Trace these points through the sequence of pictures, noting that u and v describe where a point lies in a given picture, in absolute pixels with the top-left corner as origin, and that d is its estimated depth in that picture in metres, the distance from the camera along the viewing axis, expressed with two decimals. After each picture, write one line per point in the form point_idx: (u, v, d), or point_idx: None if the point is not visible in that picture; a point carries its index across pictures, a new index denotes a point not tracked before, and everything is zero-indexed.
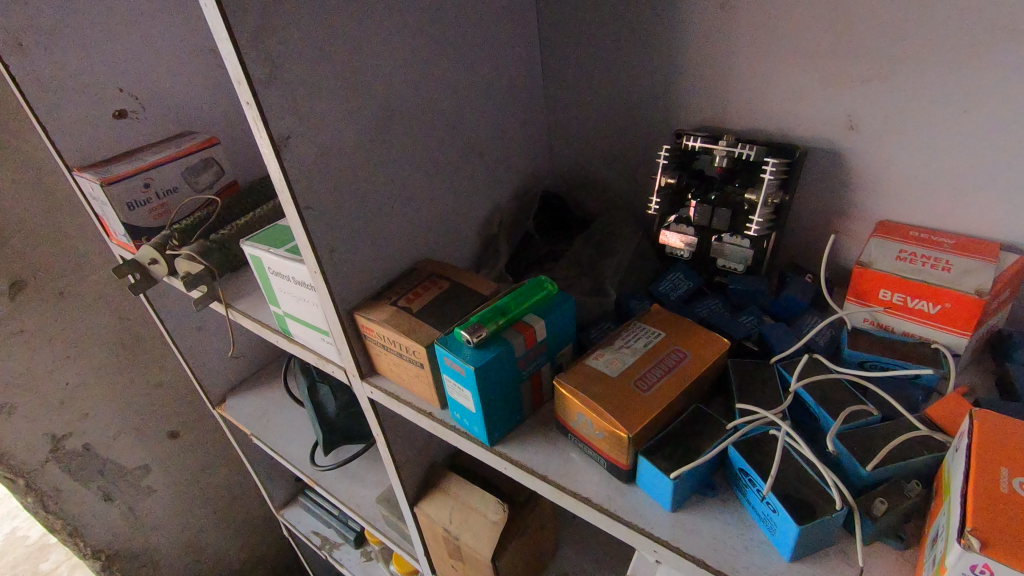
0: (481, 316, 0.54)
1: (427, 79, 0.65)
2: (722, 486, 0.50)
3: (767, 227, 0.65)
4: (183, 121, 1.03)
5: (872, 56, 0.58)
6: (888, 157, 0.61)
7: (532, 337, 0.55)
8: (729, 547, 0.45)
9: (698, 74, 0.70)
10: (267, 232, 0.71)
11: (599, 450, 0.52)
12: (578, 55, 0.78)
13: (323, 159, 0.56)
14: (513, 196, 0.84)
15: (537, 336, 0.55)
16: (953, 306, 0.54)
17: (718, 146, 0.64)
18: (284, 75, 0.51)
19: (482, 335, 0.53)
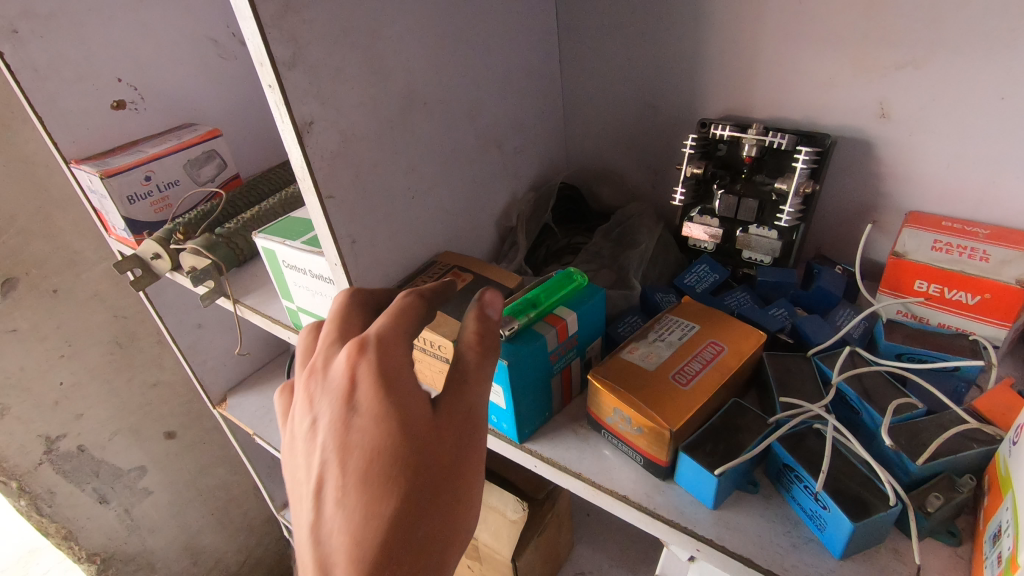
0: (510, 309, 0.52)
1: (448, 65, 0.63)
2: (764, 481, 0.49)
3: (796, 218, 0.64)
4: (184, 111, 1.00)
5: (907, 42, 0.57)
6: (921, 146, 0.60)
7: (563, 331, 0.53)
8: (776, 545, 0.44)
9: (723, 61, 0.68)
10: (280, 224, 0.68)
11: (636, 446, 0.50)
12: (596, 44, 0.77)
13: (346, 147, 0.54)
14: (530, 188, 0.82)
15: (568, 329, 0.53)
16: (993, 297, 0.53)
17: (748, 134, 0.62)
18: (307, 58, 0.49)
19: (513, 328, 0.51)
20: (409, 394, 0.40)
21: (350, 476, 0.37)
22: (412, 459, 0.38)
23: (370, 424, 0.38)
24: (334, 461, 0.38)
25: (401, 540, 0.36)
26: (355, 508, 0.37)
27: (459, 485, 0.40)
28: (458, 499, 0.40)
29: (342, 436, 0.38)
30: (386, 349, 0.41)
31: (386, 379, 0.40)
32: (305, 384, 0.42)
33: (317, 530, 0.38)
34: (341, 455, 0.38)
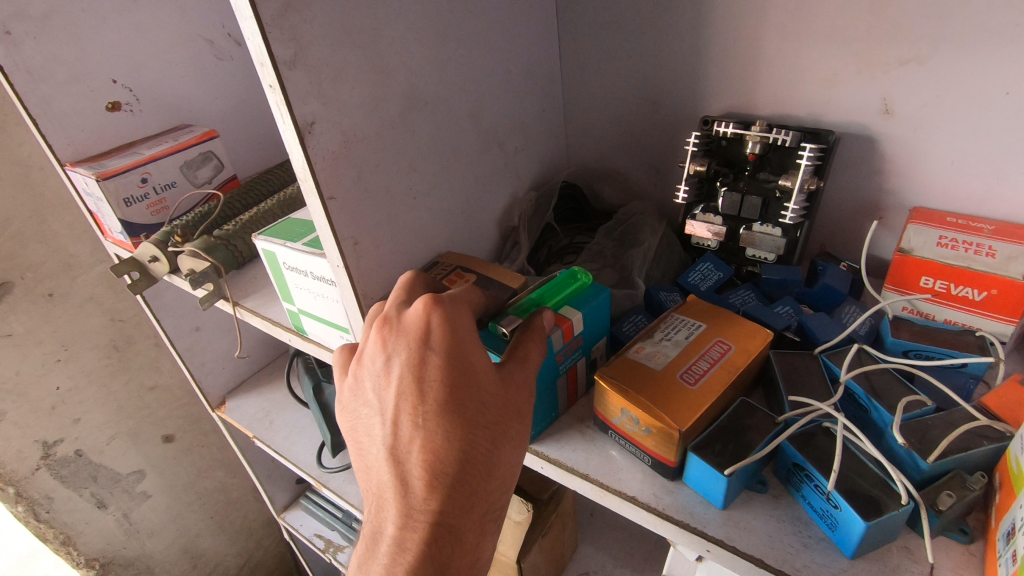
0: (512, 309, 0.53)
1: (448, 64, 0.62)
2: (773, 481, 0.49)
3: (800, 215, 0.63)
4: (180, 112, 0.99)
5: (911, 38, 0.57)
6: (925, 143, 0.60)
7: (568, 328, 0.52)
8: (787, 545, 0.44)
9: (726, 58, 0.68)
10: (280, 226, 0.68)
11: (644, 446, 0.50)
12: (597, 42, 0.76)
13: (348, 147, 0.53)
14: (531, 187, 0.81)
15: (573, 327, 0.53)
16: (1000, 293, 0.53)
17: (751, 131, 0.62)
18: (309, 57, 0.48)
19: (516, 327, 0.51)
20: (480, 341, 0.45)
21: (429, 408, 0.42)
22: (483, 397, 0.43)
23: (445, 365, 0.43)
24: (412, 394, 0.43)
25: (474, 462, 0.42)
26: (434, 435, 0.42)
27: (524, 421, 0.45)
28: (522, 432, 0.45)
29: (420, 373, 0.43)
30: (456, 302, 0.46)
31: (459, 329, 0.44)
32: (376, 328, 0.46)
33: (396, 451, 0.43)
34: (419, 389, 0.43)
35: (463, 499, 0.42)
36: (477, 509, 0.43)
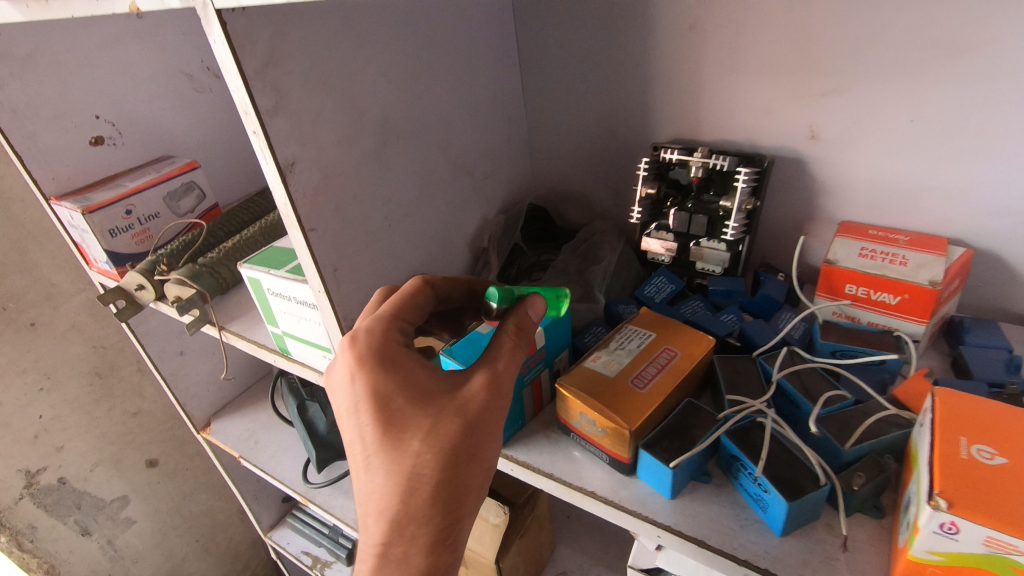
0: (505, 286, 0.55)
1: (418, 102, 0.68)
2: (716, 472, 0.54)
3: (740, 233, 0.70)
4: (161, 144, 1.03)
5: (829, 73, 0.64)
6: (847, 164, 0.68)
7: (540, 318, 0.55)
8: (727, 527, 0.49)
9: (671, 90, 0.75)
10: (264, 254, 0.72)
11: (601, 446, 0.55)
12: (556, 75, 0.83)
13: (327, 182, 0.58)
14: (500, 210, 0.87)
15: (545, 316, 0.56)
16: (910, 297, 0.60)
17: (694, 157, 0.69)
18: (290, 104, 0.53)
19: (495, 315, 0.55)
20: (407, 367, 0.49)
21: (372, 445, 0.48)
22: (416, 421, 0.47)
23: (373, 403, 0.48)
24: (358, 437, 0.49)
25: (422, 481, 0.46)
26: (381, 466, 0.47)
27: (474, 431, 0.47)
28: (475, 443, 0.47)
29: (355, 416, 0.48)
30: (382, 334, 0.50)
31: (382, 363, 0.49)
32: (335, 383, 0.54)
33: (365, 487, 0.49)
34: (361, 432, 0.48)
35: (424, 516, 0.46)
36: (435, 522, 0.46)
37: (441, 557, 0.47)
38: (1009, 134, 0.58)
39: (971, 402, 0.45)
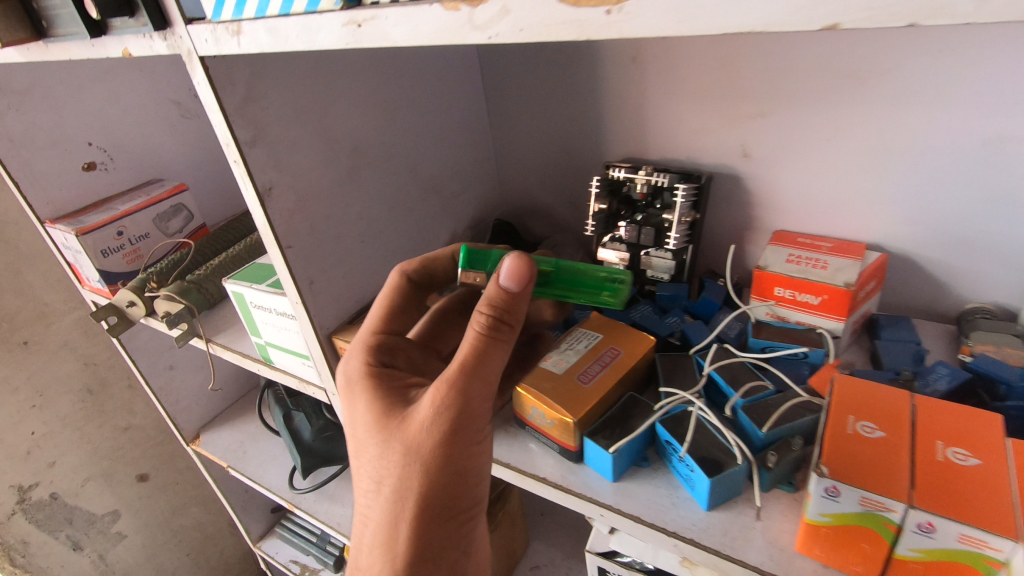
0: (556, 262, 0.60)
1: (386, 128, 0.75)
2: (654, 457, 0.61)
3: (683, 243, 0.77)
4: (151, 168, 1.09)
5: (755, 98, 0.71)
6: (776, 178, 0.75)
7: (515, 286, 0.51)
8: (660, 505, 0.55)
9: (620, 113, 0.82)
10: (248, 270, 0.78)
11: (552, 436, 0.61)
12: (517, 100, 0.90)
13: (303, 204, 0.65)
14: (469, 225, 0.94)
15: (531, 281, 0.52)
16: (830, 297, 0.66)
17: (638, 175, 0.77)
18: (267, 136, 0.60)
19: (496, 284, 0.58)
20: (371, 385, 0.57)
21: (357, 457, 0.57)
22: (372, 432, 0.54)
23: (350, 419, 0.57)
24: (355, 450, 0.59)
25: (378, 485, 0.53)
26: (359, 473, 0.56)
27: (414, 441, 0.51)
28: (414, 451, 0.51)
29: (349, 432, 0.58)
30: (358, 359, 0.59)
31: (352, 384, 0.58)
32: None
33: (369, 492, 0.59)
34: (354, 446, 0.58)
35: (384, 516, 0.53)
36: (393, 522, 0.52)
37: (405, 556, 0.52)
38: (910, 150, 0.65)
39: (864, 386, 0.51)
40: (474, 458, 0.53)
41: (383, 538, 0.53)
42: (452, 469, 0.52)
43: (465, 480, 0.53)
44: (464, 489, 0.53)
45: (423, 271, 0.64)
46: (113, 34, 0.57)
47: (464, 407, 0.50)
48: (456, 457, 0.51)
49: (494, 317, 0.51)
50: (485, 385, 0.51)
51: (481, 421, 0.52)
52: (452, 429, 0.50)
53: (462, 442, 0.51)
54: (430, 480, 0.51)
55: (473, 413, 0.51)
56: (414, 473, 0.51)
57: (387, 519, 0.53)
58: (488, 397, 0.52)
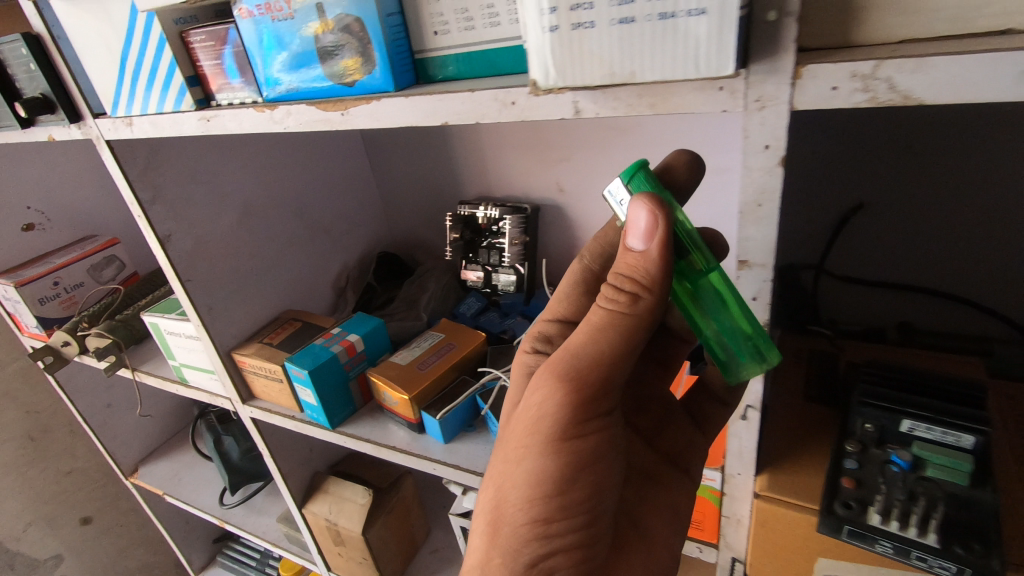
0: (713, 268, 0.42)
1: (271, 183, 0.93)
2: (479, 423, 0.79)
3: (518, 261, 0.97)
4: (84, 227, 1.24)
5: (557, 147, 0.92)
6: (584, 207, 0.95)
7: (641, 244, 0.40)
8: (476, 455, 0.74)
9: (467, 162, 1.02)
10: (163, 304, 0.94)
11: (400, 414, 0.79)
12: (389, 155, 1.09)
13: (198, 246, 0.82)
14: (359, 259, 1.11)
15: (671, 238, 0.40)
16: None
17: (479, 209, 0.97)
18: (164, 196, 0.77)
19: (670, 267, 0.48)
20: (516, 376, 0.55)
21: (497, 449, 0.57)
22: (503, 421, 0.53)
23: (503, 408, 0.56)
24: None
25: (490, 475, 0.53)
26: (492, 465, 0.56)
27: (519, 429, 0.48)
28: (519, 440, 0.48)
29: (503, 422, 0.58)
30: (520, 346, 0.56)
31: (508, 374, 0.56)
32: None
33: None
34: None
35: (485, 508, 0.52)
36: (489, 514, 0.51)
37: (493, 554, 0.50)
38: None
39: None
40: (569, 472, 0.47)
41: (477, 538, 0.53)
42: (532, 471, 0.48)
43: (552, 494, 0.47)
44: (554, 506, 0.48)
45: (604, 258, 0.54)
46: (40, 125, 0.74)
47: (549, 399, 0.45)
48: (538, 460, 0.47)
49: (619, 280, 0.43)
50: (585, 379, 0.44)
51: (577, 424, 0.46)
52: (538, 424, 0.47)
53: (547, 442, 0.46)
54: (513, 481, 0.49)
55: (560, 411, 0.45)
56: (512, 465, 0.49)
57: (483, 516, 0.52)
58: (590, 395, 0.45)
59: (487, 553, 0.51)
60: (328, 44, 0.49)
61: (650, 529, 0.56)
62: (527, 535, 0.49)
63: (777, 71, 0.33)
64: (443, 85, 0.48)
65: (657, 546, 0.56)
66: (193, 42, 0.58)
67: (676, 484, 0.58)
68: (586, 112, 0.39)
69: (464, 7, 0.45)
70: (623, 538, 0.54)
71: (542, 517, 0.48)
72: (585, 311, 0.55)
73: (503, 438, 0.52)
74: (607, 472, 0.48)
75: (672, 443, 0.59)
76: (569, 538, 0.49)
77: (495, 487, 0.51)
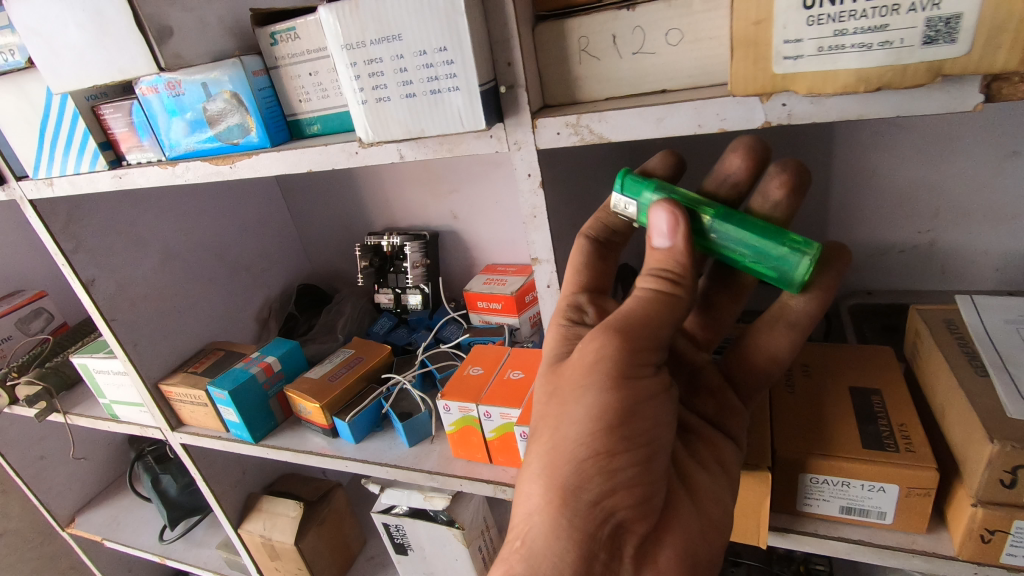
0: (721, 209, 0.47)
1: (189, 229, 1.03)
2: (386, 424, 0.90)
3: (421, 281, 1.09)
4: (11, 283, 1.29)
5: (446, 181, 1.06)
6: (475, 231, 1.09)
7: (667, 240, 0.47)
8: (382, 449, 0.85)
9: (371, 199, 1.14)
10: (91, 346, 1.02)
11: (315, 422, 0.89)
12: (302, 196, 1.20)
13: (121, 289, 0.91)
14: (281, 292, 1.21)
15: (690, 234, 0.46)
16: (504, 302, 0.96)
17: (383, 238, 1.10)
18: (86, 245, 0.87)
19: (737, 191, 0.51)
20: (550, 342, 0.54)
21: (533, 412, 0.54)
22: (547, 377, 0.52)
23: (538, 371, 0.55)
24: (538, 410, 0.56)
25: (540, 426, 0.51)
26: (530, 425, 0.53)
27: (577, 371, 0.48)
28: (578, 382, 0.47)
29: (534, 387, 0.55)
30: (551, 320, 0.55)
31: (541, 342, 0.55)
32: None
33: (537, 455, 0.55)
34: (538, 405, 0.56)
35: (538, 457, 0.50)
36: (545, 461, 0.49)
37: (554, 499, 0.48)
38: None
39: (490, 346, 0.85)
40: (632, 405, 0.47)
41: (531, 490, 0.49)
42: (591, 405, 0.47)
43: (615, 426, 0.46)
44: (616, 438, 0.47)
45: (608, 230, 0.55)
46: None
47: (610, 336, 0.46)
48: (599, 393, 0.46)
49: (649, 275, 0.48)
50: (641, 325, 0.47)
51: (637, 362, 0.47)
52: (597, 362, 0.47)
53: (610, 377, 0.46)
54: (572, 418, 0.48)
55: (620, 346, 0.46)
56: (571, 409, 0.48)
57: (536, 466, 0.50)
58: (646, 339, 0.47)
59: (544, 498, 0.48)
60: (214, 112, 0.61)
61: (699, 488, 0.54)
62: (589, 471, 0.47)
63: (522, 124, 0.48)
64: (309, 141, 0.61)
65: (710, 509, 0.54)
66: (105, 114, 0.68)
67: (722, 445, 0.57)
68: (408, 157, 0.53)
69: (318, 81, 0.59)
70: (675, 497, 0.53)
71: (605, 451, 0.46)
72: (599, 275, 0.55)
73: (552, 386, 0.50)
74: (665, 413, 0.49)
75: (708, 408, 0.59)
76: (630, 475, 0.47)
77: (548, 434, 0.49)
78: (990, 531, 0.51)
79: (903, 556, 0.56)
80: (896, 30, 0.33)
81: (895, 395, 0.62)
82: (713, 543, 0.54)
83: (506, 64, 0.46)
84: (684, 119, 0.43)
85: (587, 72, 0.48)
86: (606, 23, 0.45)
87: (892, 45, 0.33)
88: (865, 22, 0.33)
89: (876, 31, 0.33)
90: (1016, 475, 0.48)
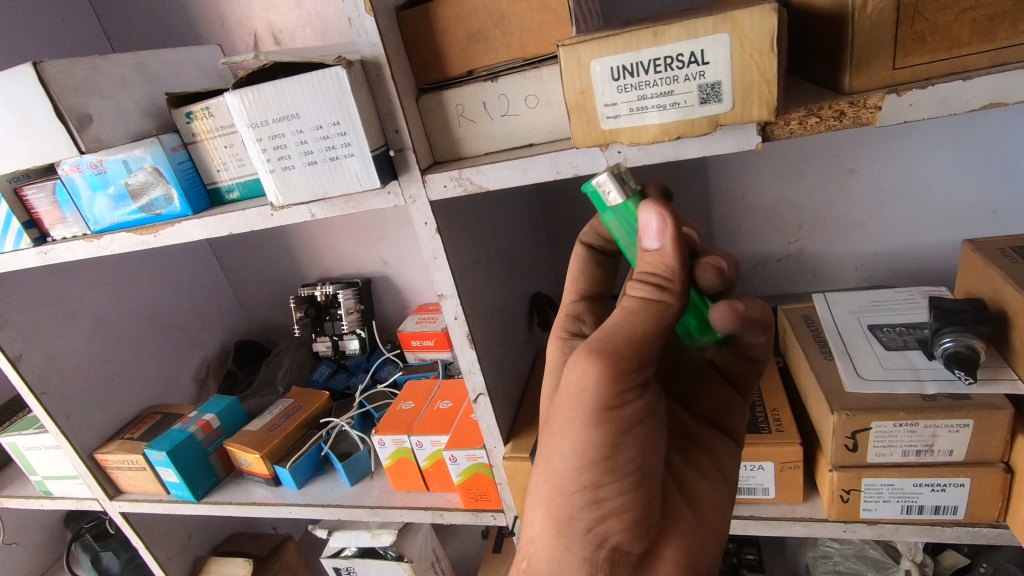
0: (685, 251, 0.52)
1: (119, 297, 1.05)
2: (327, 467, 0.93)
3: (356, 326, 1.14)
4: None
5: (372, 231, 1.12)
6: (405, 275, 1.15)
7: (657, 242, 0.45)
8: (324, 491, 0.88)
9: (303, 253, 1.19)
10: (21, 423, 1.01)
11: (256, 473, 0.91)
12: (234, 256, 1.23)
13: (49, 362, 0.92)
14: (219, 351, 1.22)
15: (680, 235, 0.45)
16: (434, 338, 1.02)
17: (315, 288, 1.14)
18: (11, 322, 0.88)
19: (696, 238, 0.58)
20: (554, 361, 0.57)
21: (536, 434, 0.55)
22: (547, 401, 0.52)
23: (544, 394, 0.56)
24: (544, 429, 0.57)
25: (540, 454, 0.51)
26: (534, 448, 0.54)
27: (567, 407, 0.47)
28: (570, 414, 0.47)
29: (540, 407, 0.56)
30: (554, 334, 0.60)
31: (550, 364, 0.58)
32: None
33: None
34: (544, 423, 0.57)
35: (538, 486, 0.51)
36: (547, 493, 0.50)
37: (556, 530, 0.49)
38: None
39: (422, 383, 0.91)
40: (615, 436, 0.46)
41: (532, 520, 0.52)
42: (577, 441, 0.47)
43: (599, 461, 0.46)
44: (601, 470, 0.47)
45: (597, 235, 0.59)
46: None
47: (589, 365, 0.45)
48: (583, 428, 0.46)
49: (635, 280, 0.46)
50: (624, 348, 0.45)
51: (617, 390, 0.45)
52: (579, 394, 0.46)
53: (591, 412, 0.46)
54: (559, 453, 0.48)
55: (602, 376, 0.44)
56: (563, 442, 0.48)
57: (537, 493, 0.51)
58: (631, 362, 0.45)
59: (544, 527, 0.50)
60: (135, 186, 0.66)
61: (698, 496, 0.56)
62: (579, 503, 0.48)
63: (414, 180, 0.56)
64: (229, 207, 0.66)
65: (711, 517, 0.55)
66: (27, 196, 0.72)
67: (721, 448, 0.59)
68: (319, 216, 0.59)
69: (235, 153, 0.65)
70: (677, 509, 0.54)
71: (591, 483, 0.47)
72: (599, 283, 0.60)
73: (546, 416, 0.51)
74: (652, 434, 0.48)
75: (713, 403, 0.61)
76: (619, 502, 0.48)
77: (542, 464, 0.50)
78: (847, 491, 0.60)
79: (786, 524, 0.64)
80: (680, 94, 0.43)
81: (771, 385, 0.72)
82: (713, 549, 0.54)
83: (394, 131, 0.54)
84: (544, 169, 0.52)
85: (466, 133, 0.56)
86: (475, 93, 0.54)
87: (680, 105, 0.43)
88: (657, 89, 0.43)
89: (666, 95, 0.43)
90: (855, 440, 0.58)
